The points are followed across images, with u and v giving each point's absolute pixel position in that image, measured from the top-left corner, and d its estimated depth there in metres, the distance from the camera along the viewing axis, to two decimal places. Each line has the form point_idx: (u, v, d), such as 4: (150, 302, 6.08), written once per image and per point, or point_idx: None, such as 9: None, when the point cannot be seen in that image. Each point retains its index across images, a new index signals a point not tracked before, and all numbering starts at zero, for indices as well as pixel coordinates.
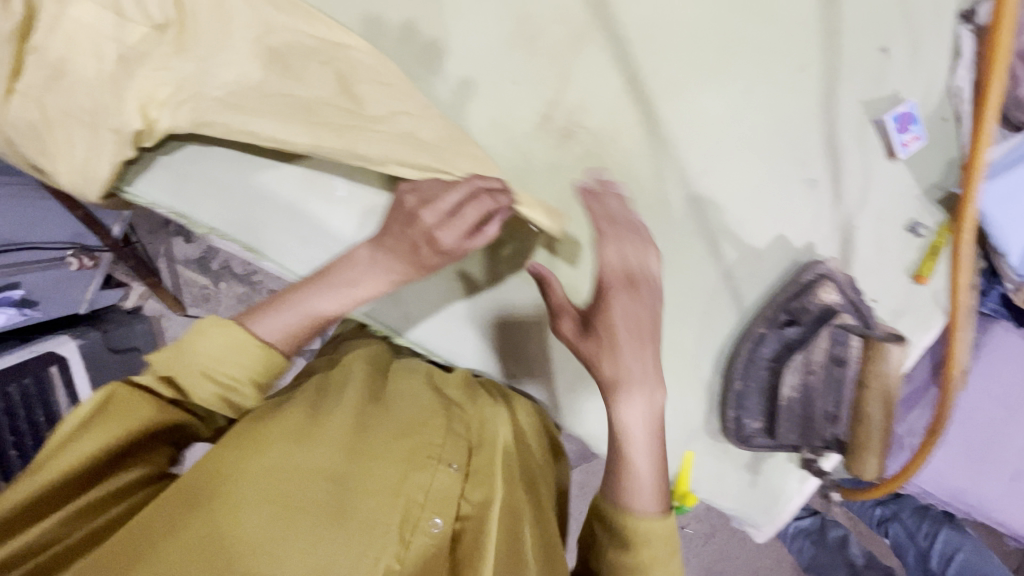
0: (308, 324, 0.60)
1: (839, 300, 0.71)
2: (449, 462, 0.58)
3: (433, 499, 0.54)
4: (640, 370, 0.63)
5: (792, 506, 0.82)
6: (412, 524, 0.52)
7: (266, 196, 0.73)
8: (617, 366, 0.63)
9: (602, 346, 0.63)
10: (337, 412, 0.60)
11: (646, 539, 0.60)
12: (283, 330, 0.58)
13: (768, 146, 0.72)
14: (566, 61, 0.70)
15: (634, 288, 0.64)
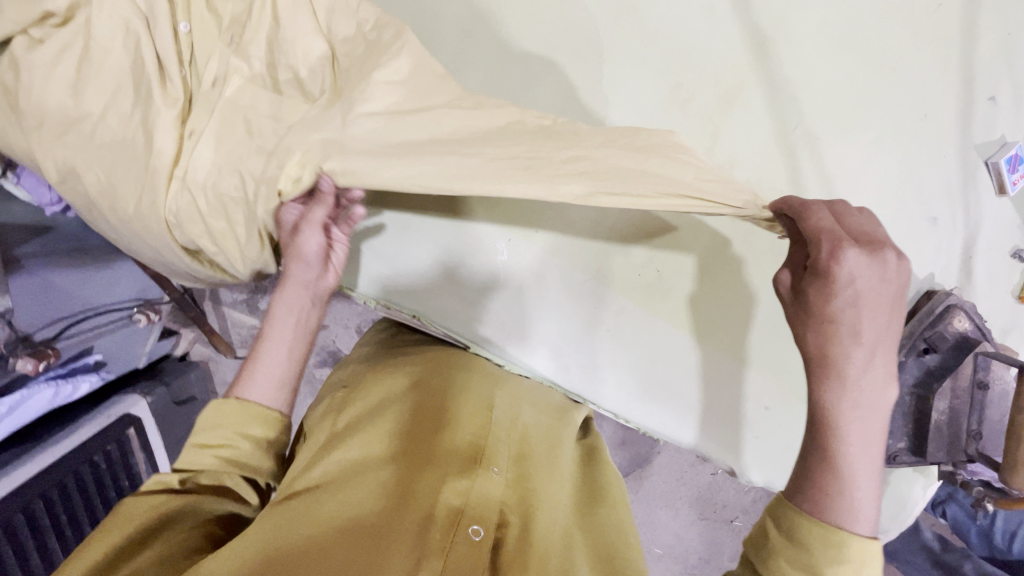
0: (295, 349, 0.66)
1: (971, 327, 0.77)
2: (494, 468, 0.56)
3: (473, 505, 0.51)
4: (858, 360, 0.51)
5: (915, 510, 0.90)
6: (449, 530, 0.49)
7: (425, 263, 0.82)
8: (823, 345, 0.52)
9: (810, 318, 0.53)
10: (385, 432, 0.60)
11: (846, 561, 0.48)
12: (279, 375, 0.63)
13: (896, 189, 0.78)
14: (715, 121, 0.74)
15: (872, 254, 0.51)
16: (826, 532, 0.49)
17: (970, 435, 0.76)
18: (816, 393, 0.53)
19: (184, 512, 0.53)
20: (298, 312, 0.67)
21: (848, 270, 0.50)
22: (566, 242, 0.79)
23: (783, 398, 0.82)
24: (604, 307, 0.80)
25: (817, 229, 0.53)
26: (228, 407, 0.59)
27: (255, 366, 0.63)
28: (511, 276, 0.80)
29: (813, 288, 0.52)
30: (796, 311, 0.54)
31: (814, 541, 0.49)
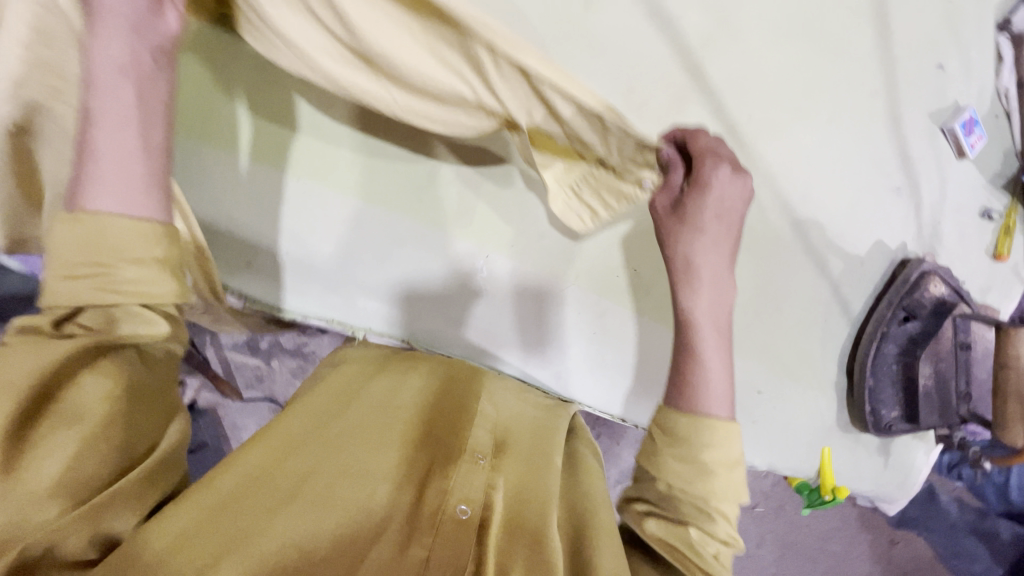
0: (140, 164, 0.43)
1: (946, 291, 0.79)
2: (480, 450, 0.51)
3: (460, 487, 0.48)
4: (711, 267, 0.54)
5: (921, 477, 0.91)
6: (434, 518, 0.46)
7: (413, 287, 0.77)
8: (691, 250, 0.54)
9: (683, 227, 0.54)
10: (355, 403, 0.54)
11: (712, 445, 0.48)
12: (148, 194, 0.43)
13: (854, 165, 0.81)
14: (673, 121, 0.76)
15: (736, 170, 0.53)
16: (698, 422, 0.49)
17: (960, 397, 0.77)
18: (677, 296, 0.54)
19: (72, 364, 0.40)
20: (125, 101, 0.43)
21: (718, 183, 0.52)
22: (546, 253, 0.78)
23: (773, 381, 0.84)
24: (592, 313, 0.81)
25: (699, 150, 0.54)
26: (66, 242, 0.41)
27: (104, 172, 0.42)
28: (498, 294, 0.78)
29: (688, 198, 0.54)
30: (674, 219, 0.55)
31: (689, 437, 0.48)
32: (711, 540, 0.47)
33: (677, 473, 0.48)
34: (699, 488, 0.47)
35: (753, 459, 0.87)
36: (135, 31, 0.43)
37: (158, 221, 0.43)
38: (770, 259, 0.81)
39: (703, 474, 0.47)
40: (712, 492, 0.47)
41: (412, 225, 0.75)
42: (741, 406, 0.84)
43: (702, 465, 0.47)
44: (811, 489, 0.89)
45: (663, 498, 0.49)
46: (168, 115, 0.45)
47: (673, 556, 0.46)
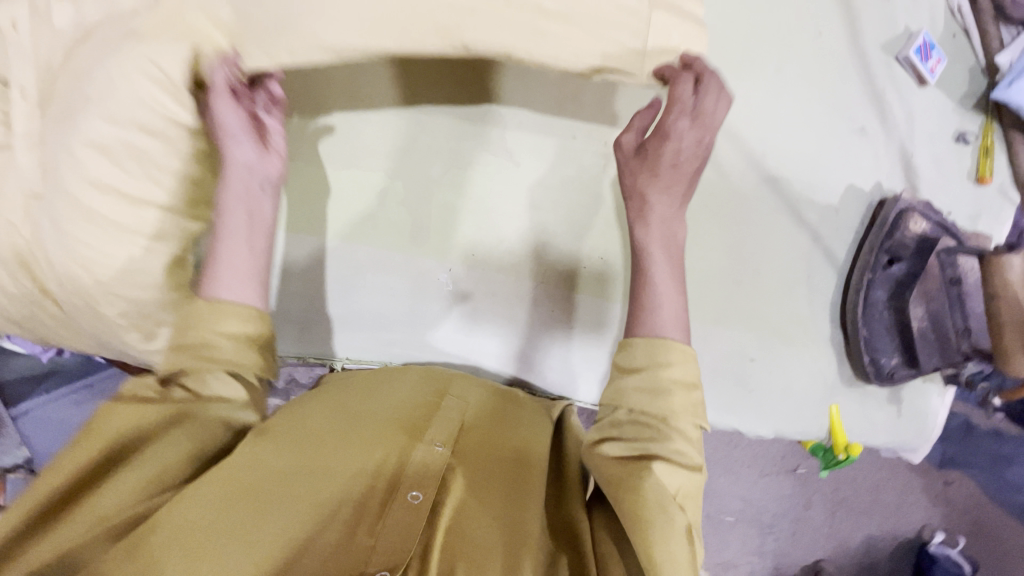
0: (255, 262, 0.53)
1: (929, 226, 0.75)
2: (436, 440, 0.53)
3: (415, 472, 0.49)
4: (665, 207, 0.57)
5: (941, 421, 0.87)
6: (385, 503, 0.46)
7: (383, 313, 0.79)
8: (645, 193, 0.57)
9: (642, 169, 0.58)
10: (314, 412, 0.56)
11: (672, 365, 0.50)
12: (249, 276, 0.52)
13: (811, 111, 0.77)
14: (611, 104, 0.76)
15: (699, 117, 0.56)
16: (653, 345, 0.51)
17: (957, 331, 0.74)
18: (631, 235, 0.57)
19: (145, 437, 0.44)
20: (250, 203, 0.54)
21: (678, 135, 0.56)
22: (511, 257, 0.78)
23: (765, 345, 0.81)
24: (564, 309, 0.80)
25: (677, 97, 0.56)
26: (191, 311, 0.50)
27: (220, 259, 0.52)
28: (466, 304, 0.80)
29: (654, 142, 0.57)
30: (637, 161, 0.58)
31: (646, 360, 0.51)
32: (668, 460, 0.48)
33: (635, 394, 0.50)
34: (653, 406, 0.49)
35: (760, 428, 0.84)
36: (251, 143, 0.54)
37: (259, 306, 0.52)
38: (740, 222, 0.78)
39: (658, 391, 0.50)
40: (669, 408, 0.49)
41: (376, 249, 0.77)
42: (736, 376, 0.82)
43: (658, 382, 0.50)
44: (826, 450, 0.86)
45: (625, 426, 0.50)
46: (272, 221, 0.55)
47: (628, 475, 0.48)
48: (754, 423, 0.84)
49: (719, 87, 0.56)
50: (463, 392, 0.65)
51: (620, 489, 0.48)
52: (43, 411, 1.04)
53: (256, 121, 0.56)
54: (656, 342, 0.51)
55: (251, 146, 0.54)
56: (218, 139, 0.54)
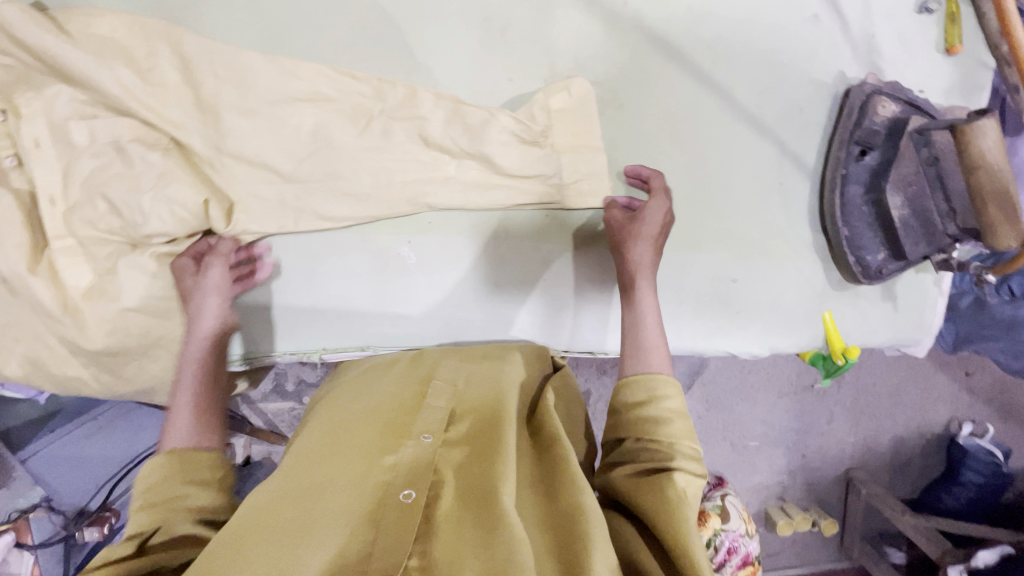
0: (208, 412, 0.64)
1: (898, 107, 0.70)
2: (420, 436, 0.60)
3: (403, 474, 0.56)
4: (643, 260, 0.68)
5: (942, 310, 0.83)
6: (383, 502, 0.54)
7: (352, 295, 0.77)
8: (637, 253, 0.68)
9: (636, 237, 0.69)
10: (314, 438, 0.64)
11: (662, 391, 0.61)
12: (201, 419, 0.63)
13: (757, 6, 0.72)
14: (543, 34, 0.71)
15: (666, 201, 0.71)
16: (645, 380, 0.62)
17: (942, 215, 0.70)
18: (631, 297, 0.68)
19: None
20: (206, 357, 0.68)
21: (661, 208, 0.70)
22: (470, 219, 0.77)
23: (743, 263, 0.78)
24: (533, 261, 0.79)
25: (656, 189, 0.71)
26: (158, 468, 0.57)
27: (178, 402, 0.63)
28: (433, 273, 0.77)
29: (645, 213, 0.70)
30: (631, 226, 0.70)
31: (644, 393, 0.61)
32: (683, 475, 0.56)
33: (635, 422, 0.60)
34: (661, 433, 0.58)
35: (752, 348, 0.82)
36: (220, 300, 0.69)
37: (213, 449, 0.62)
38: (700, 141, 0.75)
39: (659, 419, 0.59)
40: (673, 433, 0.58)
41: (332, 233, 0.75)
42: (718, 299, 0.79)
43: (658, 411, 0.60)
44: (825, 358, 0.84)
45: (641, 454, 0.59)
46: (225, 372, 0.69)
47: (647, 488, 0.55)
48: (744, 344, 0.82)
49: (663, 190, 0.71)
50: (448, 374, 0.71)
51: (645, 496, 0.55)
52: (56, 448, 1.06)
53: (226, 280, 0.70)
54: (652, 377, 0.62)
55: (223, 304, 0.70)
56: (201, 298, 0.69)
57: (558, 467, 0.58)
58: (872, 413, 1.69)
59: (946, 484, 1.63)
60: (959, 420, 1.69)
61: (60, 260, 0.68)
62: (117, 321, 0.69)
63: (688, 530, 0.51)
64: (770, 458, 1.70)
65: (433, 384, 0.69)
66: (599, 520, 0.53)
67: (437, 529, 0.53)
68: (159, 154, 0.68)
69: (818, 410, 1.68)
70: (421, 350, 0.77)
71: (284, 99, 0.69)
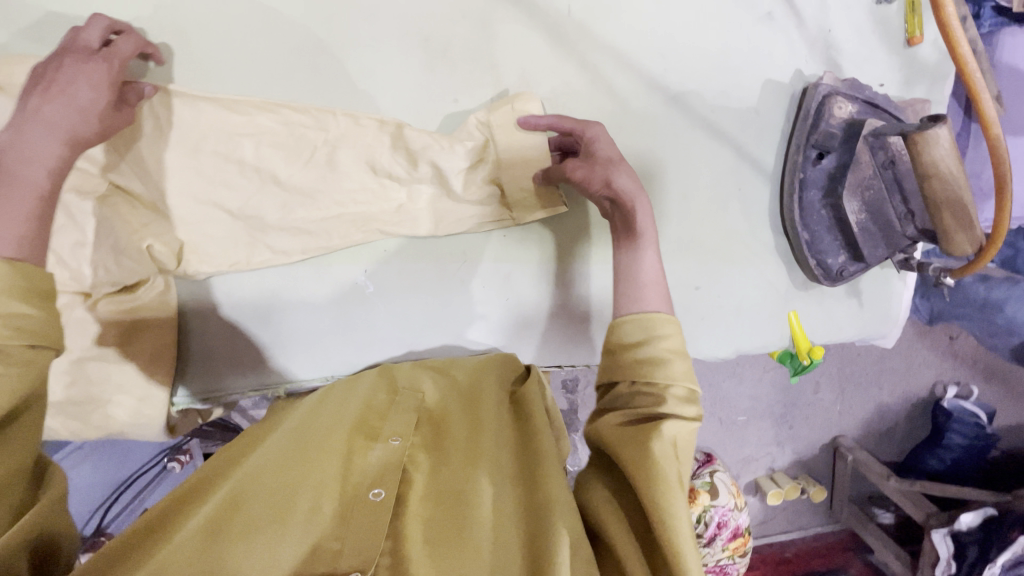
0: (41, 199, 0.44)
1: (856, 108, 0.69)
2: (391, 436, 0.60)
3: (374, 473, 0.55)
4: (628, 183, 0.61)
5: (907, 302, 0.83)
6: (352, 503, 0.53)
7: (314, 326, 0.77)
8: (621, 184, 0.61)
9: (606, 168, 0.62)
10: (278, 432, 0.63)
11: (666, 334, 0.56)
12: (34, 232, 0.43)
13: (708, 9, 0.70)
14: (487, 52, 0.68)
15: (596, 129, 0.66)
16: (641, 320, 0.57)
17: (899, 218, 0.69)
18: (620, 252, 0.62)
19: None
20: (80, 110, 0.50)
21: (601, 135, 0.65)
22: (425, 242, 0.76)
23: (707, 270, 0.78)
24: (493, 281, 0.78)
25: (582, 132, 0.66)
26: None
27: (10, 197, 0.42)
28: (392, 301, 0.77)
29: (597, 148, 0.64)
30: (590, 169, 0.64)
31: (641, 334, 0.56)
32: (677, 422, 0.52)
33: (633, 365, 0.55)
34: (658, 375, 0.54)
35: (721, 352, 0.82)
36: (79, 115, 0.50)
37: (29, 250, 0.42)
38: (655, 150, 0.73)
39: (657, 361, 0.55)
40: (671, 375, 0.54)
41: (289, 265, 0.74)
42: (684, 308, 0.79)
43: (656, 353, 0.55)
44: (792, 355, 0.83)
45: (628, 397, 0.56)
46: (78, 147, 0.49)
47: (633, 437, 0.52)
48: (712, 349, 0.81)
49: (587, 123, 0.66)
50: (416, 381, 0.71)
51: (630, 446, 0.52)
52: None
53: (110, 111, 0.53)
54: (648, 317, 0.57)
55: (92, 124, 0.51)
56: (57, 97, 0.49)
57: (541, 466, 0.59)
58: (856, 384, 1.71)
59: (930, 447, 1.66)
60: (943, 383, 1.70)
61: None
62: (75, 373, 0.69)
63: (669, 486, 0.50)
64: (759, 431, 1.72)
65: (403, 389, 0.69)
66: (567, 514, 0.53)
67: (405, 530, 0.53)
68: (93, 202, 0.62)
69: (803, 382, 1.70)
70: (385, 367, 0.77)
71: (221, 132, 0.65)
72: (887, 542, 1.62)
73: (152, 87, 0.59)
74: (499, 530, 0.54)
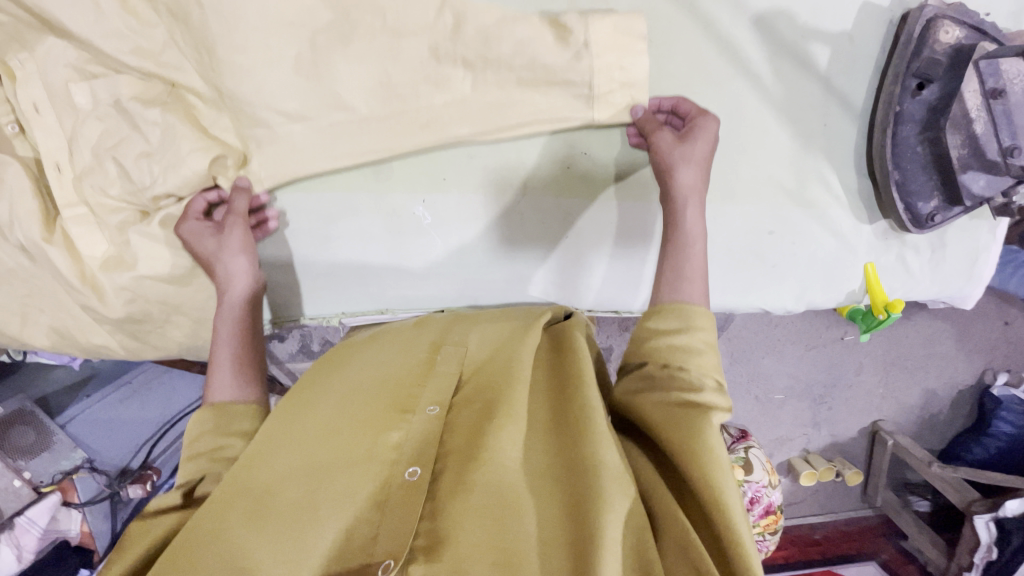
0: (236, 367, 0.64)
1: (963, 33, 0.63)
2: (426, 406, 0.56)
3: (410, 449, 0.53)
4: (691, 182, 0.61)
5: (993, 258, 0.78)
6: (388, 482, 0.51)
7: (366, 257, 0.75)
8: (682, 181, 0.60)
9: (681, 157, 0.61)
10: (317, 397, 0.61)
11: (703, 328, 0.54)
12: (244, 385, 0.64)
13: None
14: None
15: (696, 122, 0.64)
16: (679, 310, 0.55)
17: (1005, 155, 0.64)
18: (665, 250, 0.60)
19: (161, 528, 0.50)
20: (243, 264, 0.66)
21: (707, 130, 0.62)
22: (484, 175, 0.72)
23: (782, 213, 0.73)
24: (553, 218, 0.75)
25: (692, 115, 0.64)
26: (203, 418, 0.60)
27: (221, 375, 0.63)
28: (450, 236, 0.74)
29: (696, 133, 0.62)
30: (673, 145, 0.62)
31: (678, 323, 0.55)
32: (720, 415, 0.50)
33: (668, 349, 0.53)
34: (691, 362, 0.52)
35: (788, 304, 0.78)
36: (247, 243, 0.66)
37: (252, 399, 0.64)
38: (736, 78, 0.68)
39: (689, 349, 0.53)
40: (703, 365, 0.52)
41: (344, 192, 0.72)
42: (754, 251, 0.75)
43: (690, 341, 0.53)
44: (867, 313, 0.81)
45: (658, 380, 0.53)
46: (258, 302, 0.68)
47: (681, 423, 0.49)
48: (779, 300, 0.78)
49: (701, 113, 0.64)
50: (461, 336, 0.67)
51: (668, 432, 0.49)
52: (101, 408, 1.07)
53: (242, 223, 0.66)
54: (689, 308, 0.55)
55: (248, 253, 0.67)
56: (229, 262, 0.65)
57: (583, 414, 0.53)
58: (904, 371, 1.61)
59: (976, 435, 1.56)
60: (993, 371, 1.62)
61: (74, 230, 0.66)
62: (136, 290, 0.68)
63: (722, 473, 0.46)
64: (796, 411, 1.64)
65: (444, 348, 0.64)
66: (612, 478, 0.48)
67: (442, 505, 0.50)
68: (158, 109, 0.62)
69: (846, 361, 1.60)
70: (430, 317, 0.73)
71: (255, 25, 0.60)
72: (923, 529, 1.55)
73: (245, 181, 0.66)
74: (540, 502, 0.50)
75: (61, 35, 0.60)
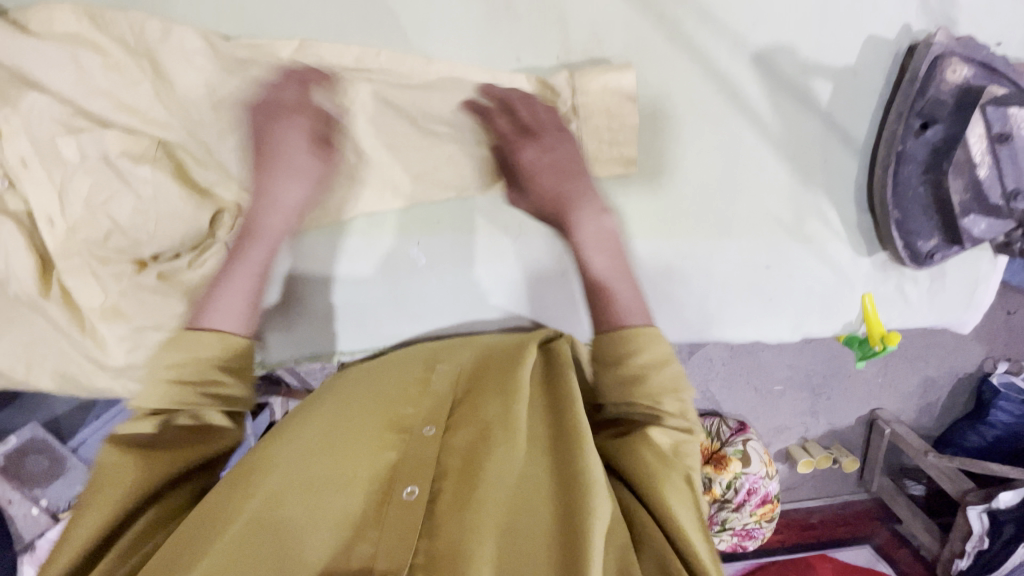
0: (251, 294, 0.59)
1: (970, 72, 0.60)
2: (424, 427, 0.57)
3: (408, 468, 0.53)
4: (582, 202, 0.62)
5: (993, 287, 0.77)
6: (387, 502, 0.51)
7: (363, 299, 0.75)
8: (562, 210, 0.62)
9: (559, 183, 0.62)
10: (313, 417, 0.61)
11: (643, 352, 0.55)
12: (246, 320, 0.58)
13: None
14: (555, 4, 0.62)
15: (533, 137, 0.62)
16: (623, 337, 0.56)
17: (1008, 200, 0.63)
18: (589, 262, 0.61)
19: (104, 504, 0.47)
20: (300, 173, 0.62)
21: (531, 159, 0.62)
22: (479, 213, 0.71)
23: (780, 249, 0.72)
24: (548, 254, 0.74)
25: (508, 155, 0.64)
26: (204, 341, 0.54)
27: (234, 298, 0.58)
28: (444, 273, 0.74)
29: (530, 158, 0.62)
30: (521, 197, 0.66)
31: (622, 351, 0.56)
32: (670, 434, 0.54)
33: (619, 385, 0.55)
34: (642, 393, 0.54)
35: (782, 334, 0.78)
36: (308, 176, 0.63)
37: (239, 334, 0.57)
38: (736, 116, 0.66)
39: (639, 378, 0.54)
40: (652, 393, 0.54)
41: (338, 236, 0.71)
42: (750, 286, 0.74)
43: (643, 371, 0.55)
44: (862, 341, 0.79)
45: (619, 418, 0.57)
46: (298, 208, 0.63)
47: (631, 451, 0.54)
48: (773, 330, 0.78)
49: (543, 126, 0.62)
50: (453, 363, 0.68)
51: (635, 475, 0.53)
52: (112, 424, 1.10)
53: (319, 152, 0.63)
54: (625, 331, 0.56)
55: (306, 185, 0.63)
56: (285, 179, 0.61)
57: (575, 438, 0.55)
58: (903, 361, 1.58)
59: (973, 425, 1.57)
60: (993, 359, 1.59)
61: (68, 282, 0.66)
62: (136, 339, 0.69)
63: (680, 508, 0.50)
64: (796, 404, 1.61)
65: (437, 373, 0.66)
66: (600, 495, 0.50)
67: (440, 524, 0.50)
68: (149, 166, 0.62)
69: (840, 352, 1.58)
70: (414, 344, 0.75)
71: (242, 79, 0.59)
72: (916, 513, 1.55)
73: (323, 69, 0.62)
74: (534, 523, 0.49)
75: (46, 92, 0.59)
